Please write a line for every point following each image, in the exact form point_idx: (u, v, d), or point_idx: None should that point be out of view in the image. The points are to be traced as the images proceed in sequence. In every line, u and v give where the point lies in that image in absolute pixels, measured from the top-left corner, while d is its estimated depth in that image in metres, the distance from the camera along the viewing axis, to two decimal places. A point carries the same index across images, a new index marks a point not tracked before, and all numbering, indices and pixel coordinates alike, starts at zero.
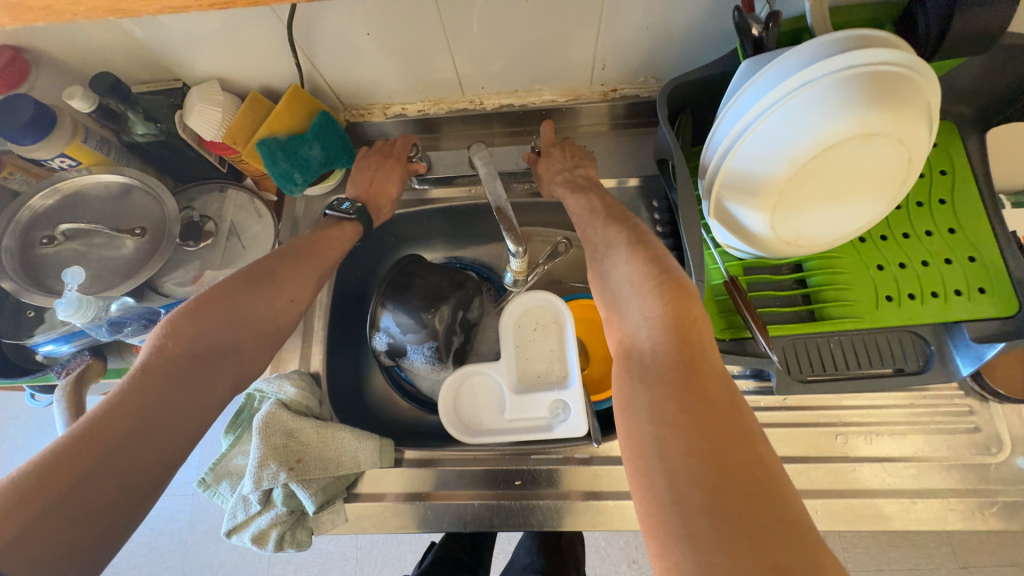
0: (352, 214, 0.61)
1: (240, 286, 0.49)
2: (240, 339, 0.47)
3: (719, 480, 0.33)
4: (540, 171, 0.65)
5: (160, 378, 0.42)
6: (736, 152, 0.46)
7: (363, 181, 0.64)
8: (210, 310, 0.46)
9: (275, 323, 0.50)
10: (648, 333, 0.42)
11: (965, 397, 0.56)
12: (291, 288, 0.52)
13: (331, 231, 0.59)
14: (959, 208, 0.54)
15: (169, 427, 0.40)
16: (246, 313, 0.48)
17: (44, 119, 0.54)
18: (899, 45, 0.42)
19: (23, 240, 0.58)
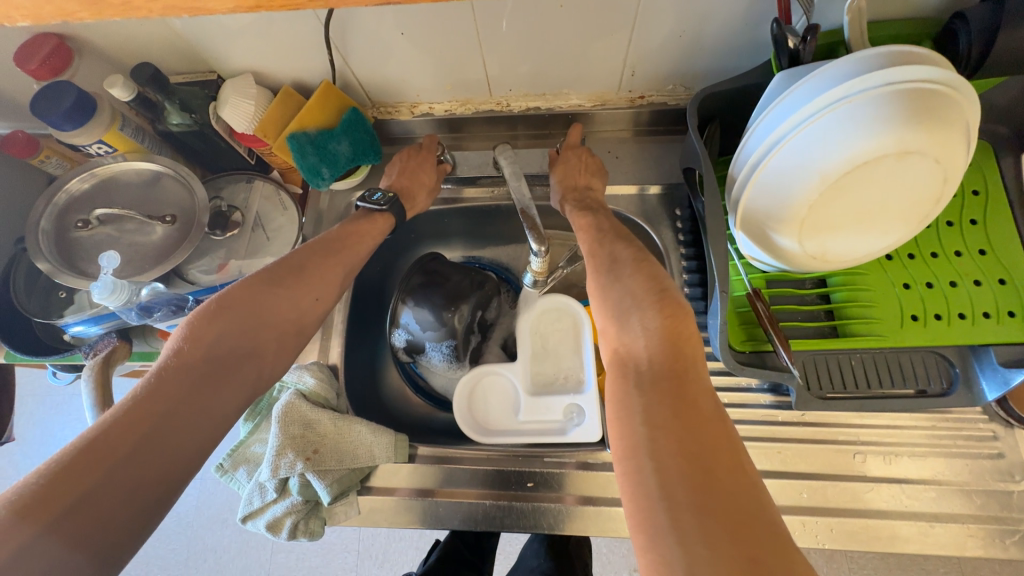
0: (385, 205, 0.61)
1: (263, 286, 0.49)
2: (262, 342, 0.48)
3: (704, 482, 0.33)
4: (558, 176, 0.64)
5: (182, 372, 0.43)
6: (765, 164, 0.45)
7: (398, 177, 0.65)
8: (236, 310, 0.47)
9: (299, 324, 0.51)
10: (645, 342, 0.42)
11: (989, 422, 0.55)
12: (318, 288, 0.53)
13: (357, 223, 0.59)
14: (991, 229, 0.53)
15: (192, 417, 0.42)
16: (272, 316, 0.49)
17: (84, 106, 0.56)
18: (941, 64, 0.41)
19: (58, 223, 0.59)
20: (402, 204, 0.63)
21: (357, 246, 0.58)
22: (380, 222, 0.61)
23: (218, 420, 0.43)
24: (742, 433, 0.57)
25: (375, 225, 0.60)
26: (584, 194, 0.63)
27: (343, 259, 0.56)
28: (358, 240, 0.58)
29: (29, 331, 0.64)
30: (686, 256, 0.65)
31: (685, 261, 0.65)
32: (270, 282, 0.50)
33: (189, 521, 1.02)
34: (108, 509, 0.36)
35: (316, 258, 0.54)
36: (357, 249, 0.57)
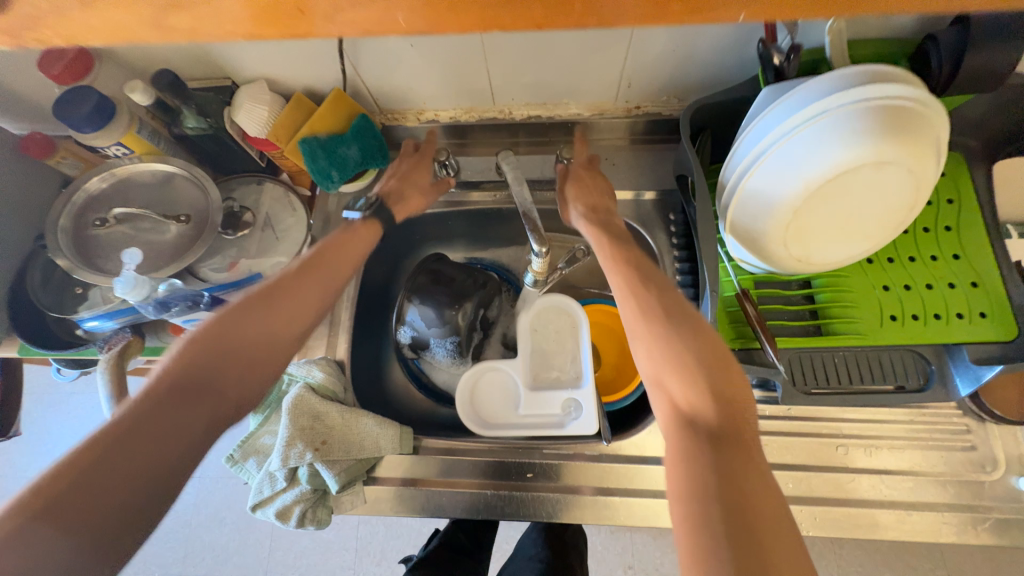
0: (367, 210, 0.63)
1: (237, 312, 0.49)
2: (255, 359, 0.49)
3: (761, 539, 0.35)
4: (575, 194, 0.65)
5: (180, 391, 0.44)
6: (753, 171, 0.49)
7: (392, 180, 0.67)
8: (213, 341, 0.47)
9: (271, 347, 0.51)
10: (708, 402, 0.43)
11: (963, 416, 0.58)
12: (292, 308, 0.52)
13: (343, 232, 0.61)
14: (964, 235, 0.57)
15: (190, 435, 0.43)
16: (261, 333, 0.50)
17: (104, 109, 0.58)
18: (912, 82, 0.45)
19: (76, 221, 0.61)
20: (388, 209, 0.64)
21: (325, 259, 0.57)
22: (360, 229, 0.61)
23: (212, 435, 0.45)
24: None
25: (355, 229, 0.61)
26: (606, 217, 0.63)
27: (319, 278, 0.56)
28: (323, 251, 0.57)
29: (45, 327, 0.66)
30: (680, 259, 0.68)
31: (679, 264, 0.68)
32: (257, 300, 0.51)
33: (187, 519, 1.03)
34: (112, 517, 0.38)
35: (287, 280, 0.54)
36: (330, 260, 0.57)
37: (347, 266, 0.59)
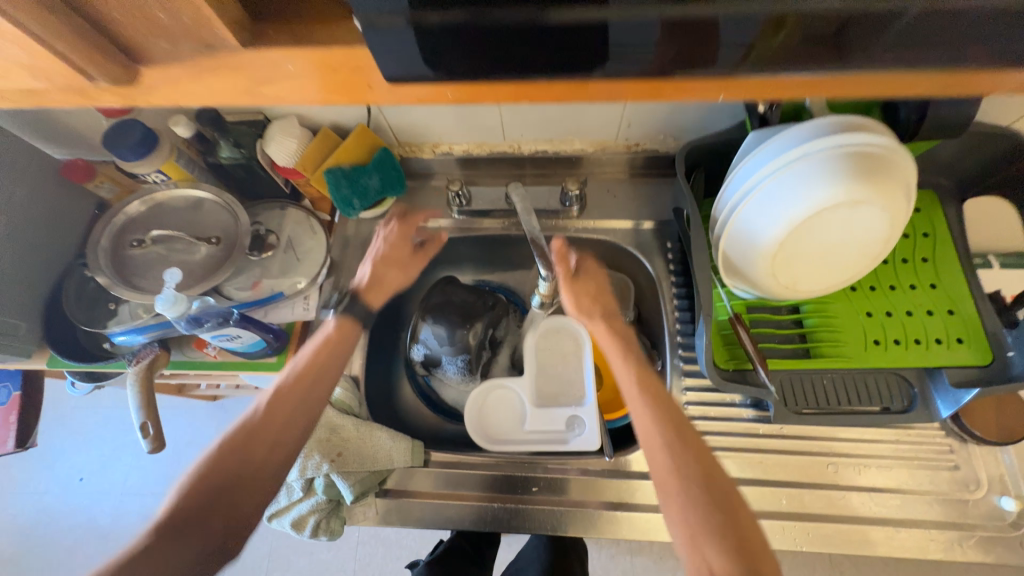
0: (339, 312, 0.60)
1: (227, 446, 0.51)
2: (255, 482, 0.51)
3: None
4: (581, 292, 0.63)
5: (183, 522, 0.47)
6: (743, 206, 0.53)
7: (372, 268, 0.64)
8: (208, 474, 0.50)
9: (256, 479, 0.51)
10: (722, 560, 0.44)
11: (946, 436, 0.61)
12: (276, 436, 0.52)
13: (319, 334, 0.59)
14: (940, 266, 0.62)
15: (191, 560, 0.46)
16: (255, 454, 0.51)
17: (149, 139, 0.64)
18: (883, 132, 0.50)
19: (115, 241, 0.66)
20: (362, 302, 0.61)
21: (307, 380, 0.55)
22: (334, 334, 0.58)
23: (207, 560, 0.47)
24: (728, 443, 0.63)
25: (327, 331, 0.58)
26: (613, 321, 0.62)
27: (303, 400, 0.54)
28: (305, 371, 0.56)
29: (76, 341, 0.71)
30: (677, 284, 0.72)
31: (677, 289, 0.72)
32: (248, 417, 0.53)
33: None
34: None
35: (271, 406, 0.53)
36: (311, 379, 0.55)
37: (330, 384, 0.56)
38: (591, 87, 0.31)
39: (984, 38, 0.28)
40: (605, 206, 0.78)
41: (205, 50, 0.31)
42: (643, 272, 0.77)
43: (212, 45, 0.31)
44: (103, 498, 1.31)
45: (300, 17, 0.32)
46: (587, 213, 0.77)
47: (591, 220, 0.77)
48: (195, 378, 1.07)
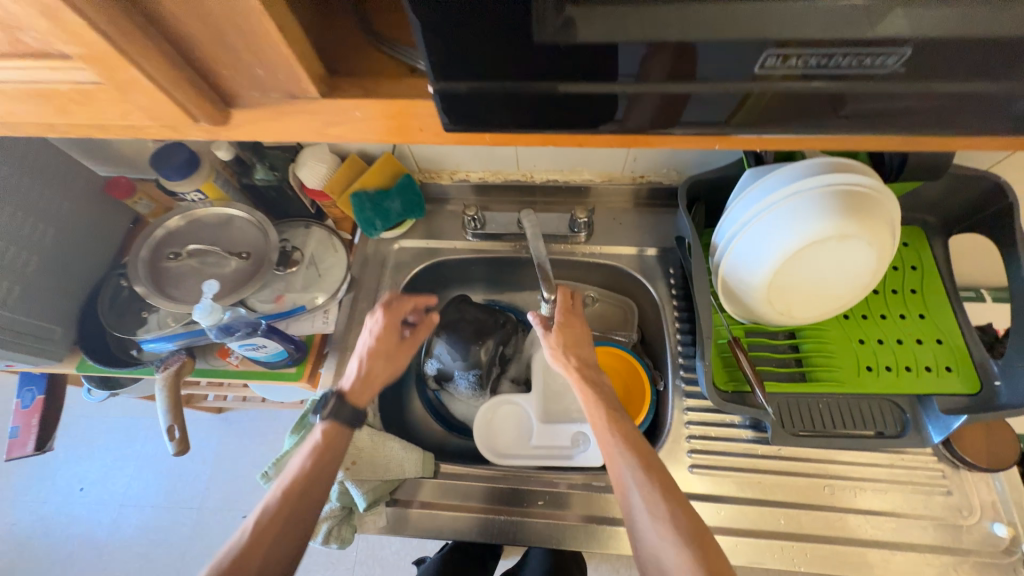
0: (326, 418, 0.58)
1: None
2: None
3: None
4: (564, 339, 0.64)
5: None
6: (740, 236, 0.58)
7: (362, 369, 0.62)
8: None
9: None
10: None
11: (938, 462, 0.63)
12: (266, 562, 0.51)
13: (309, 443, 0.57)
14: (928, 297, 0.66)
15: None
16: None
17: (192, 161, 0.69)
18: (868, 174, 0.55)
19: (153, 254, 0.71)
20: (350, 401, 0.60)
21: (295, 497, 0.54)
22: (324, 441, 0.57)
23: None
24: (728, 462, 0.65)
25: (316, 441, 0.57)
26: (595, 372, 0.63)
27: (292, 518, 0.53)
28: (294, 487, 0.54)
29: (106, 347, 0.74)
30: (678, 308, 0.76)
31: (679, 313, 0.75)
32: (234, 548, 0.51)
33: None
34: None
35: (258, 531, 0.52)
36: (301, 493, 0.54)
37: (321, 496, 0.56)
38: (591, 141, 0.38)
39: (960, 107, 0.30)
40: (611, 233, 0.82)
41: (291, 100, 0.33)
42: (646, 296, 0.81)
43: (296, 96, 0.33)
44: (103, 507, 1.35)
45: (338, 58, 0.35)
46: (594, 239, 0.82)
47: (598, 246, 0.81)
48: (208, 389, 1.10)
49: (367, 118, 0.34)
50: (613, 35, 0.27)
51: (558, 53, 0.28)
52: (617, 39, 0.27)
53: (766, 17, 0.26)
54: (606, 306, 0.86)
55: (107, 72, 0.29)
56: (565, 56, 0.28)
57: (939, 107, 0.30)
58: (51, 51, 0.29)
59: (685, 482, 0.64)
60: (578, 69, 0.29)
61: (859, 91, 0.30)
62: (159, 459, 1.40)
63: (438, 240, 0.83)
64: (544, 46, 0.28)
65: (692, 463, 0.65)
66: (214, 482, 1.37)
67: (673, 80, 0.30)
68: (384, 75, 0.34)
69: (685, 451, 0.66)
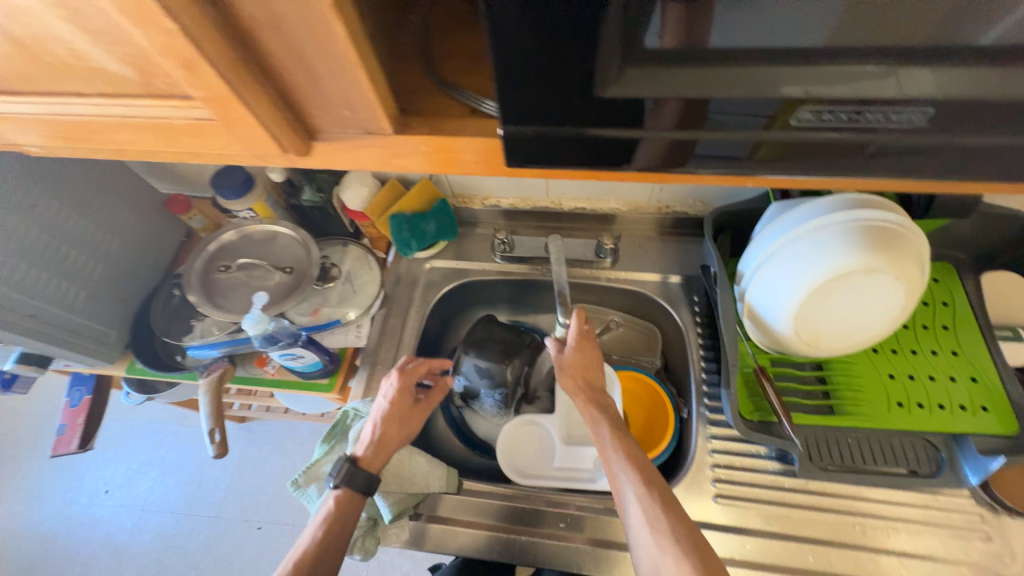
0: (341, 483, 0.60)
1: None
2: None
3: None
4: (575, 363, 0.68)
5: None
6: (766, 267, 0.59)
7: (377, 435, 0.63)
8: None
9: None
10: None
11: (977, 506, 0.61)
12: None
13: (324, 511, 0.60)
14: (960, 333, 0.65)
15: None
16: None
17: (247, 182, 0.76)
18: (895, 210, 0.56)
19: (206, 266, 0.76)
20: (363, 467, 0.61)
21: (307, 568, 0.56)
22: (336, 509, 0.59)
23: None
24: (754, 495, 0.64)
25: (329, 508, 0.60)
26: (601, 395, 0.66)
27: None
28: (307, 556, 0.57)
29: (154, 352, 0.79)
30: (703, 335, 0.76)
31: (703, 340, 0.76)
32: None
33: None
34: None
35: None
36: (314, 562, 0.56)
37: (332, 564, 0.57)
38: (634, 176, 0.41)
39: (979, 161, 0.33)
40: (636, 259, 0.84)
41: (366, 135, 0.38)
42: (670, 322, 0.82)
43: (373, 132, 0.37)
44: (124, 511, 1.38)
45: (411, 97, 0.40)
46: (619, 265, 0.84)
47: (623, 272, 0.83)
48: (236, 397, 1.14)
49: (431, 153, 0.38)
50: (666, 91, 0.30)
51: (617, 104, 0.31)
52: (673, 93, 0.30)
53: (809, 77, 0.29)
54: (630, 332, 0.87)
55: (223, 113, 0.33)
56: (618, 109, 0.32)
57: (961, 155, 0.32)
58: (177, 93, 0.33)
59: (701, 510, 0.64)
60: (629, 117, 0.32)
61: (886, 139, 0.32)
62: (181, 466, 1.44)
63: (467, 261, 0.86)
64: (605, 99, 0.31)
65: (717, 493, 0.65)
66: (232, 492, 1.39)
67: (681, 129, 0.33)
68: (451, 114, 0.38)
69: (710, 480, 0.66)
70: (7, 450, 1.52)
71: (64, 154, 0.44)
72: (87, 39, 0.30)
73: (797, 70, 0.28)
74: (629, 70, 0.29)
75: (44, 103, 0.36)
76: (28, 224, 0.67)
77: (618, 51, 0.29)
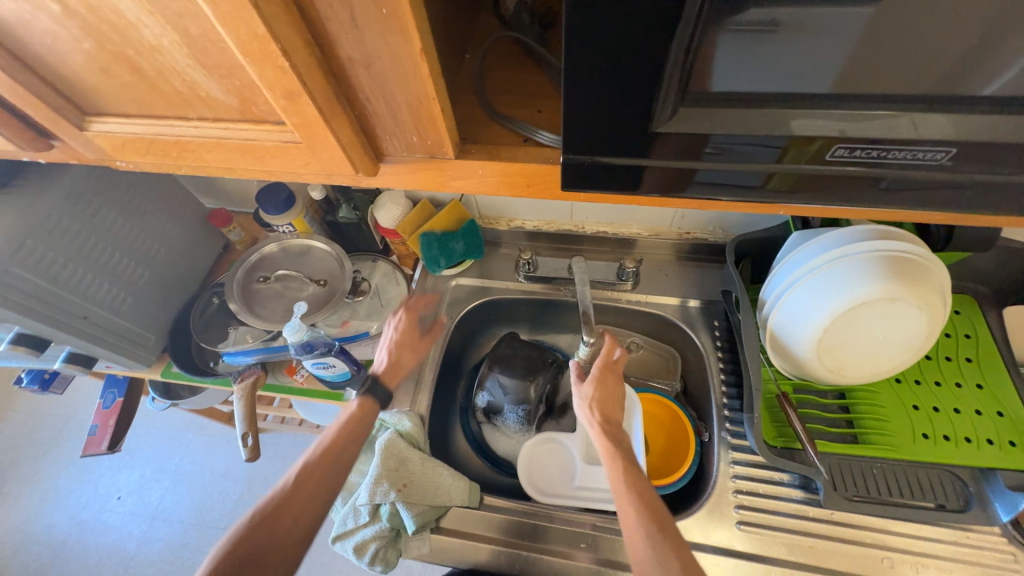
0: (365, 389, 0.67)
1: (254, 519, 0.54)
2: (276, 552, 0.53)
3: None
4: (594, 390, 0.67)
5: None
6: (789, 294, 0.61)
7: (387, 359, 0.71)
8: (244, 539, 0.53)
9: (281, 553, 0.53)
10: None
11: (1009, 544, 0.60)
12: (301, 507, 0.56)
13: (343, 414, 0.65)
14: (984, 367, 0.65)
15: None
16: (280, 524, 0.54)
17: (290, 199, 0.80)
18: (916, 242, 0.57)
19: (246, 275, 0.80)
20: (383, 381, 0.69)
21: (333, 453, 0.60)
22: (360, 411, 0.65)
23: None
24: (778, 523, 0.63)
25: (353, 410, 0.65)
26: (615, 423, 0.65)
27: (326, 474, 0.59)
28: (329, 447, 0.61)
29: (190, 357, 0.82)
30: (723, 360, 0.77)
31: (724, 364, 0.77)
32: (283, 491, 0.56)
33: None
34: None
35: (297, 482, 0.57)
36: (342, 447, 0.61)
37: (351, 459, 0.62)
38: (670, 201, 0.44)
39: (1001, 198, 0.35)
40: (656, 283, 0.86)
41: (428, 159, 0.42)
42: (690, 346, 0.83)
43: (435, 156, 0.41)
44: (135, 519, 1.38)
45: (463, 126, 0.43)
46: (639, 288, 0.86)
47: (642, 294, 0.85)
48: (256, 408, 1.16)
49: (486, 176, 0.41)
50: (711, 128, 0.33)
51: (665, 138, 0.35)
52: (718, 131, 0.34)
53: (847, 121, 0.32)
54: (649, 354, 0.88)
55: (308, 136, 0.38)
56: (666, 144, 0.35)
57: (983, 191, 0.35)
58: (269, 119, 0.40)
59: (722, 537, 0.64)
60: (671, 151, 0.35)
61: (909, 175, 0.34)
62: (194, 475, 1.45)
63: (491, 280, 0.89)
64: (658, 134, 0.34)
65: (740, 519, 0.64)
66: (242, 504, 1.39)
67: (705, 159, 0.36)
68: (505, 143, 0.42)
69: (732, 506, 0.65)
70: (27, 452, 1.54)
71: (150, 167, 0.49)
72: (199, 70, 0.36)
73: (834, 114, 0.31)
74: (682, 110, 0.33)
75: (153, 125, 0.43)
76: (87, 231, 0.72)
77: (675, 95, 0.32)
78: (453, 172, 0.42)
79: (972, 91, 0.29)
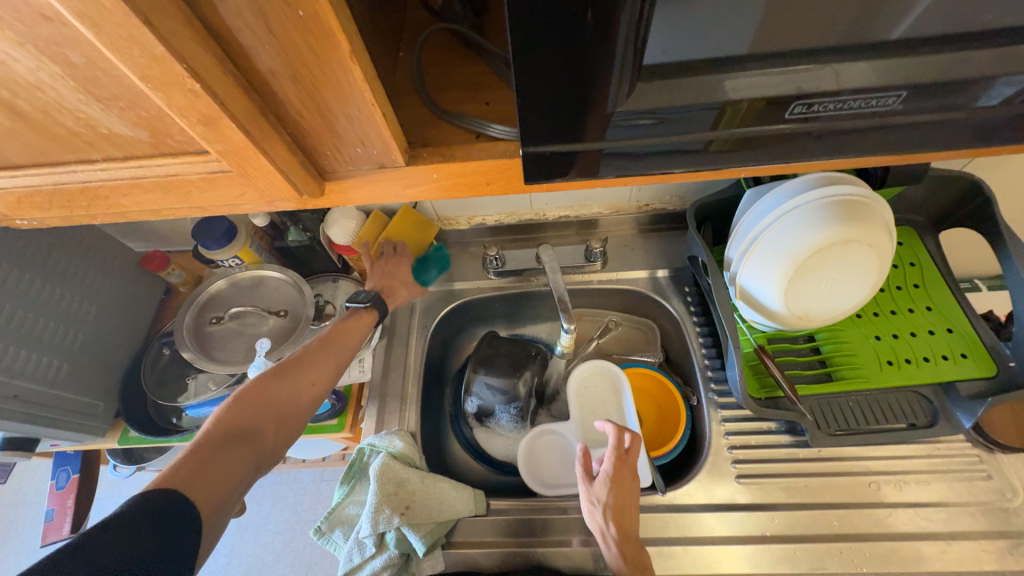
0: (367, 302, 0.72)
1: (269, 379, 0.62)
2: (296, 403, 0.63)
3: None
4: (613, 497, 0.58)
5: (232, 430, 0.57)
6: (751, 251, 0.62)
7: (380, 277, 0.76)
8: (267, 386, 0.61)
9: (296, 405, 0.62)
10: None
11: (973, 448, 0.66)
12: (313, 374, 0.65)
13: (347, 318, 0.71)
14: (931, 290, 0.70)
15: (245, 451, 0.56)
16: (297, 381, 0.63)
17: (231, 231, 0.75)
18: (859, 183, 0.60)
19: (197, 319, 0.74)
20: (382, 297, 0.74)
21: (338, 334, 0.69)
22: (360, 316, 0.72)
23: (268, 445, 0.59)
24: (773, 470, 0.66)
25: (357, 314, 0.72)
26: (629, 519, 0.57)
27: (330, 353, 0.67)
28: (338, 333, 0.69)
29: (147, 417, 0.75)
30: (700, 323, 0.79)
31: (700, 327, 0.79)
32: (299, 360, 0.65)
33: None
34: (207, 490, 0.51)
35: (308, 353, 0.66)
36: (348, 331, 0.70)
37: (357, 340, 0.70)
38: (630, 178, 0.44)
39: (932, 139, 0.37)
40: (624, 259, 0.87)
41: (379, 169, 0.39)
42: (665, 315, 0.85)
43: (385, 165, 0.39)
44: None
45: (408, 129, 0.41)
46: (609, 267, 0.86)
47: (613, 273, 0.86)
48: None
49: (441, 179, 0.40)
50: (664, 102, 0.33)
51: (618, 116, 0.34)
52: (672, 104, 0.33)
53: (794, 78, 0.32)
54: (628, 330, 0.89)
55: (238, 162, 0.35)
56: (621, 123, 0.34)
57: (916, 132, 0.36)
58: (189, 149, 0.36)
59: (725, 493, 0.66)
60: (625, 130, 0.35)
61: (849, 124, 0.35)
62: None
63: (460, 281, 0.87)
64: (616, 113, 0.33)
65: (739, 473, 0.67)
66: (235, 556, 1.31)
67: (659, 133, 0.35)
68: (457, 141, 0.40)
69: (729, 462, 0.68)
70: None
71: (59, 221, 0.44)
72: (94, 104, 0.32)
73: (779, 73, 0.32)
74: (638, 85, 0.32)
75: (52, 173, 0.38)
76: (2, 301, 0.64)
77: (628, 72, 0.31)
78: (407, 180, 0.40)
79: (903, 35, 0.30)
